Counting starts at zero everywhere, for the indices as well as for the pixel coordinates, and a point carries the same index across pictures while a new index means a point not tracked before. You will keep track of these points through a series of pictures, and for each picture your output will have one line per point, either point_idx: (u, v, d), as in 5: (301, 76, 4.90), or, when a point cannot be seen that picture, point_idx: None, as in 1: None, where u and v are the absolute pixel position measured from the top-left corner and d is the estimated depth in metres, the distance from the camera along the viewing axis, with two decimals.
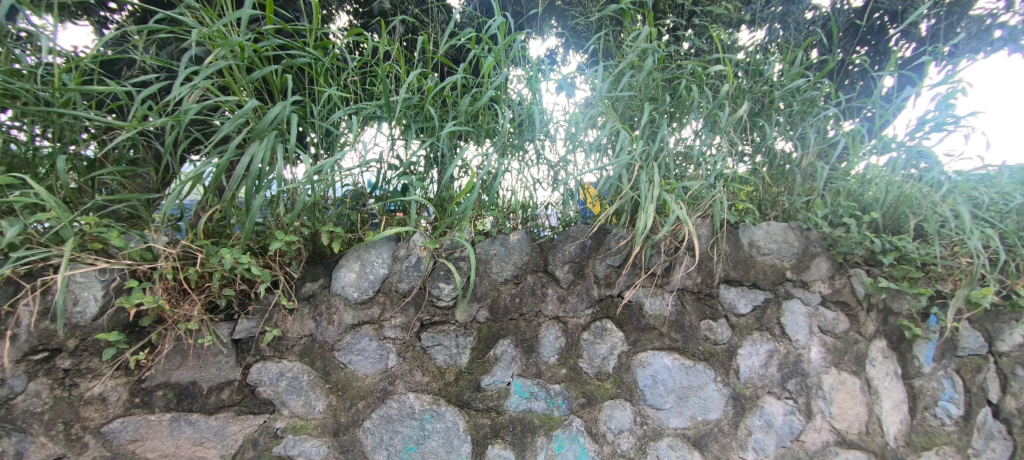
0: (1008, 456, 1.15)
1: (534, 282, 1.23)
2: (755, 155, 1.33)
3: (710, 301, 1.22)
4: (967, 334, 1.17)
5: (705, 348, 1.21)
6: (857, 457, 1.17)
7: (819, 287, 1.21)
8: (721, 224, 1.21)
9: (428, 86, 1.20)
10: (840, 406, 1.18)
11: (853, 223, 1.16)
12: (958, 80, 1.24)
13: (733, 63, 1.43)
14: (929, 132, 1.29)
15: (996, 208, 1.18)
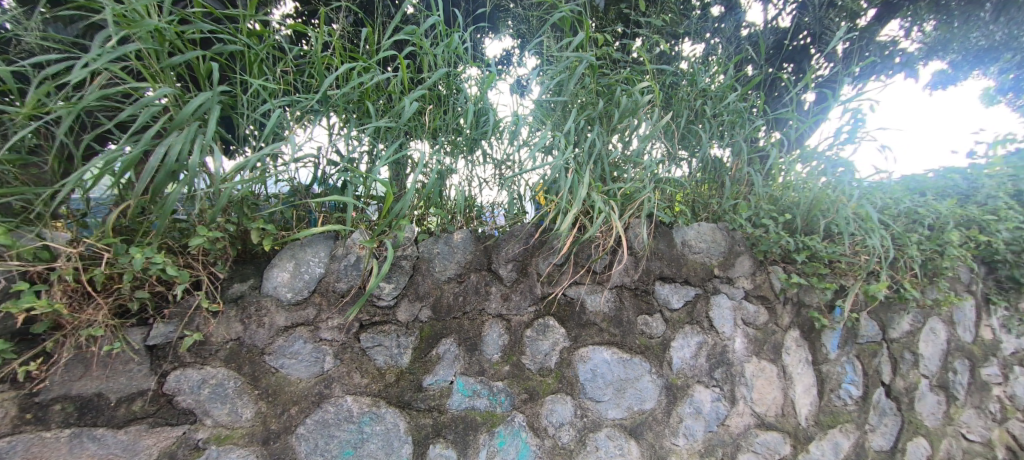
0: (894, 428, 1.32)
1: (477, 280, 1.23)
2: (689, 160, 1.40)
3: (646, 297, 1.28)
4: (866, 324, 1.31)
5: (641, 342, 1.27)
6: (774, 438, 1.27)
7: (742, 283, 1.31)
8: (655, 223, 1.28)
9: (367, 81, 1.18)
10: (760, 391, 1.28)
11: (771, 223, 1.26)
12: (866, 98, 1.37)
13: (672, 73, 1.50)
14: (840, 145, 1.40)
15: (891, 210, 1.32)
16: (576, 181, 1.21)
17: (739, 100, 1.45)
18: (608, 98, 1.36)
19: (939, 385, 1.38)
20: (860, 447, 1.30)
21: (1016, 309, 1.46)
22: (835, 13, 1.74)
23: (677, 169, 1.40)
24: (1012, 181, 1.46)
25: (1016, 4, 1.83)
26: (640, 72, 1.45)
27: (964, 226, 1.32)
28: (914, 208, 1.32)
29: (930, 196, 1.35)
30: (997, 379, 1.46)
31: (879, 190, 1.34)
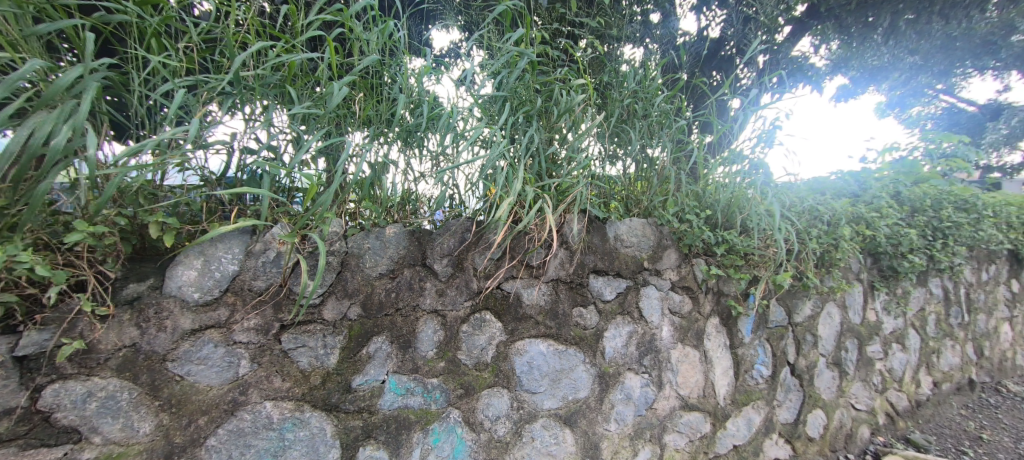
0: (796, 401, 1.47)
1: (410, 276, 1.20)
2: (623, 158, 1.45)
3: (580, 289, 1.31)
4: (775, 310, 1.44)
5: (576, 333, 1.30)
6: (696, 418, 1.37)
7: (669, 275, 1.38)
8: (589, 218, 1.31)
9: (287, 65, 1.10)
10: (684, 375, 1.37)
11: (693, 219, 1.35)
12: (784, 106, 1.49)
13: (610, 74, 1.56)
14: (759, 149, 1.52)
15: (796, 207, 1.44)
16: (508, 175, 1.22)
17: (669, 102, 1.54)
18: (545, 97, 1.38)
19: (834, 362, 1.55)
20: (769, 421, 1.44)
21: (895, 294, 1.67)
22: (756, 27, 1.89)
23: (612, 167, 1.46)
24: (894, 183, 1.67)
25: (901, 30, 2.06)
26: (578, 71, 1.48)
27: (854, 222, 1.49)
28: (815, 206, 1.47)
29: (829, 196, 1.52)
30: (880, 355, 1.67)
31: (789, 188, 1.47)
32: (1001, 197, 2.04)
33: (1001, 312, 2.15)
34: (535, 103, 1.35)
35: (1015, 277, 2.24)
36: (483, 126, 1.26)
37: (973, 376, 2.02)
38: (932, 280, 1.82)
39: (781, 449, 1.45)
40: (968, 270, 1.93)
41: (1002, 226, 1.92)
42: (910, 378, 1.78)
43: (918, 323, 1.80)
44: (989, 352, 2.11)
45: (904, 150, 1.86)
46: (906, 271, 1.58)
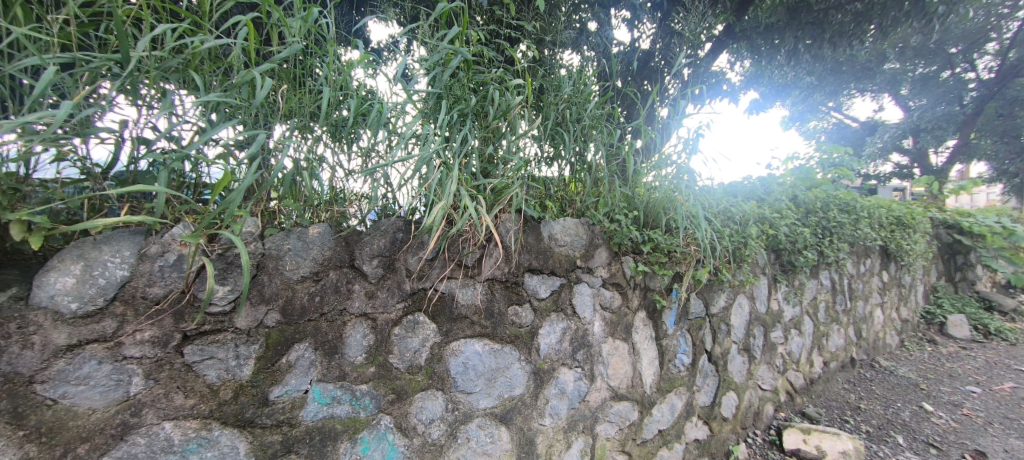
0: (712, 386, 1.62)
1: (336, 278, 1.14)
2: (556, 161, 1.51)
3: (515, 288, 1.33)
4: (694, 303, 1.57)
5: (511, 332, 1.32)
6: (625, 407, 1.45)
7: (600, 272, 1.44)
8: (524, 218, 1.34)
9: (193, 49, 1.01)
10: (615, 367, 1.44)
11: (621, 219, 1.43)
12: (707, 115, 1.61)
13: (546, 78, 1.61)
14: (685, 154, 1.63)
15: (715, 209, 1.57)
16: (442, 174, 1.20)
17: (600, 108, 1.63)
18: (481, 97, 1.40)
19: (744, 348, 1.72)
20: (690, 405, 1.56)
21: (793, 286, 1.90)
22: (679, 43, 2.06)
23: (547, 168, 1.51)
24: (792, 188, 1.90)
25: (803, 54, 2.38)
26: (514, 75, 1.52)
27: (760, 222, 1.66)
28: (728, 207, 1.61)
29: (740, 199, 1.68)
30: (782, 340, 1.88)
31: (707, 191, 1.60)
32: (875, 201, 2.41)
33: (875, 299, 2.52)
34: (469, 103, 1.35)
35: (886, 269, 2.64)
36: (416, 124, 1.24)
37: (854, 355, 2.35)
38: (823, 272, 2.09)
39: (700, 430, 1.58)
40: (850, 263, 2.24)
41: (875, 225, 2.26)
42: (806, 360, 2.02)
43: (812, 310, 2.05)
44: (867, 333, 2.48)
45: (802, 160, 2.13)
46: (801, 265, 1.80)
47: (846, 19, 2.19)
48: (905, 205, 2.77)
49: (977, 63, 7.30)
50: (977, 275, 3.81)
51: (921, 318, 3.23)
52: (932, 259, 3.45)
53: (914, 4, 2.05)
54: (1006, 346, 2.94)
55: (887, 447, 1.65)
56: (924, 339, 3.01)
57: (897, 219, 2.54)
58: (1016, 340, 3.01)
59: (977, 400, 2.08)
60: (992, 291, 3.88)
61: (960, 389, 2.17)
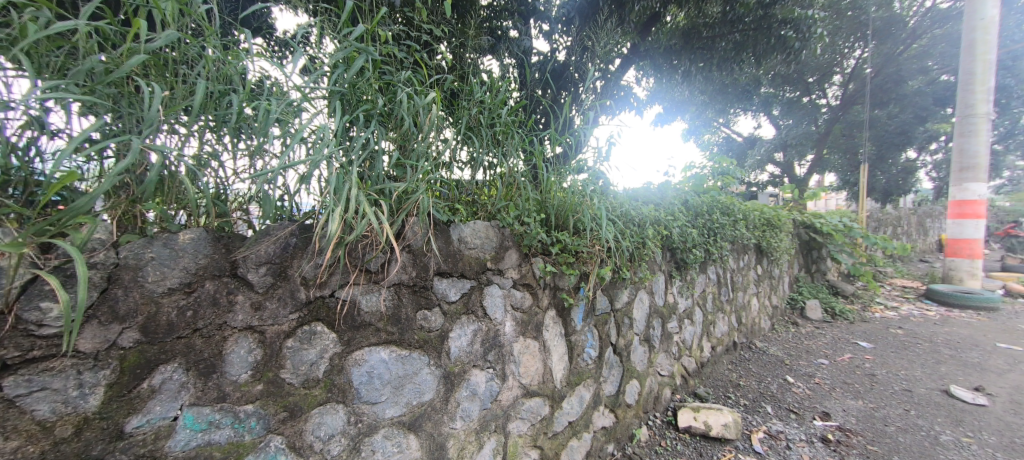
0: (615, 375, 1.75)
1: (213, 290, 1.03)
2: (467, 165, 1.52)
3: (424, 292, 1.32)
4: (600, 300, 1.69)
5: (419, 337, 1.30)
6: (537, 403, 1.51)
7: (511, 273, 1.48)
8: (432, 221, 1.33)
9: (24, 28, 0.85)
10: (526, 365, 1.49)
11: (531, 221, 1.47)
12: (614, 125, 1.74)
13: (458, 82, 1.63)
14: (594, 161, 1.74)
15: (618, 212, 1.70)
16: (340, 178, 1.14)
17: (512, 115, 1.68)
18: (387, 100, 1.37)
19: (645, 339, 1.89)
20: (596, 396, 1.68)
21: (686, 280, 2.13)
22: (583, 60, 2.23)
23: (458, 172, 1.52)
24: (685, 193, 2.14)
25: (695, 76, 2.84)
26: (422, 79, 1.51)
27: (655, 223, 1.84)
28: (629, 210, 1.75)
29: (640, 203, 1.85)
30: (678, 330, 2.10)
31: (611, 195, 1.73)
32: (750, 205, 2.82)
33: (752, 289, 2.93)
34: (373, 104, 1.31)
35: (761, 263, 3.08)
36: (310, 123, 1.17)
37: (737, 339, 2.71)
38: (710, 268, 2.38)
39: (607, 418, 1.70)
40: (731, 259, 2.58)
41: (750, 226, 2.64)
42: (699, 346, 2.28)
43: (703, 301, 2.32)
44: (747, 319, 2.86)
45: (696, 169, 2.42)
46: (691, 261, 2.02)
47: (728, 47, 2.63)
48: (775, 209, 3.27)
49: (830, 91, 8.88)
50: (830, 266, 4.60)
51: (788, 303, 3.79)
52: (796, 253, 4.09)
53: (777, 39, 2.44)
54: (847, 323, 3.59)
55: (759, 417, 1.92)
56: (791, 321, 3.56)
57: (767, 220, 2.98)
58: (855, 319, 3.69)
59: (826, 370, 2.51)
60: (839, 279, 4.71)
61: (814, 362, 2.61)
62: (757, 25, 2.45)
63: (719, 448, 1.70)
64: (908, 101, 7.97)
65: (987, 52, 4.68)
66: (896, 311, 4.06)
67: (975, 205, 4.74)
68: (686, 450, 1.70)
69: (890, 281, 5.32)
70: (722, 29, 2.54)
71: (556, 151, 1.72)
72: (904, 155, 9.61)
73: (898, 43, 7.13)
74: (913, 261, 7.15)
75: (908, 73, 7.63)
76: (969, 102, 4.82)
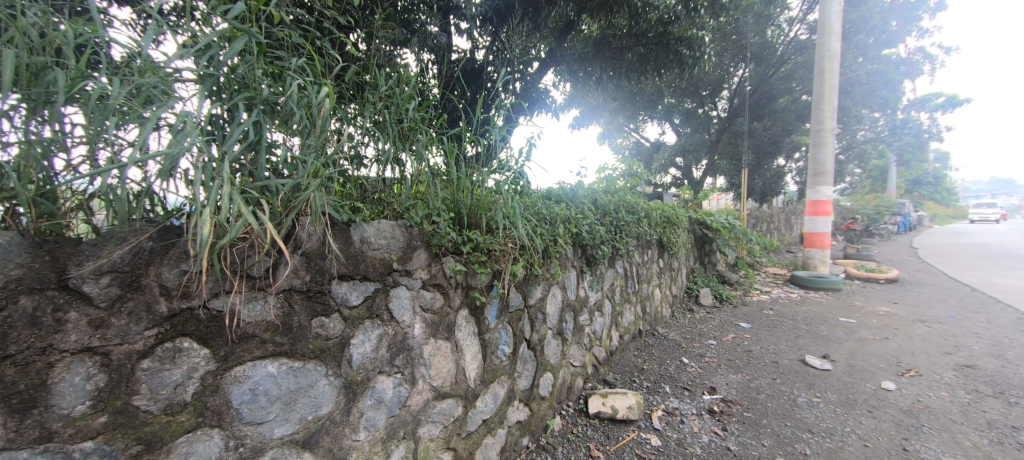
0: (529, 370, 1.82)
1: (33, 306, 0.82)
2: (374, 162, 1.45)
3: (320, 298, 1.22)
4: (513, 297, 1.74)
5: (315, 346, 1.21)
6: (448, 404, 1.52)
7: (419, 274, 1.44)
8: (329, 221, 1.23)
9: None
10: (436, 367, 1.48)
11: (440, 221, 1.44)
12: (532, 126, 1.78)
13: (362, 74, 1.55)
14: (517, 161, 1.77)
15: (531, 211, 1.75)
16: (207, 171, 1.00)
17: (423, 111, 1.64)
18: (277, 88, 1.25)
19: (557, 333, 1.99)
20: (510, 391, 1.73)
21: (596, 275, 2.28)
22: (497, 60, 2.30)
23: (363, 169, 1.43)
24: (594, 193, 2.30)
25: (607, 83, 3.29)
26: (321, 68, 1.41)
27: (565, 221, 1.93)
28: (542, 209, 1.82)
29: (553, 203, 1.94)
30: (589, 322, 2.23)
31: (525, 194, 1.79)
32: (652, 204, 3.13)
33: (655, 281, 3.24)
34: (257, 93, 1.18)
35: (664, 257, 3.42)
36: (170, 108, 1.01)
37: (643, 326, 2.96)
38: (619, 262, 2.58)
39: (521, 412, 1.77)
40: (637, 254, 2.82)
41: (652, 223, 2.93)
42: (608, 335, 2.45)
43: (612, 294, 2.51)
44: (651, 308, 3.15)
45: (608, 170, 2.61)
46: (599, 257, 2.17)
47: (633, 58, 3.05)
48: (674, 207, 3.66)
49: (721, 105, 10.27)
50: (720, 257, 5.27)
51: (686, 292, 4.22)
52: (692, 247, 4.60)
53: (674, 54, 2.90)
54: (732, 307, 4.15)
55: (659, 396, 2.13)
56: (689, 308, 4.01)
57: (667, 218, 3.33)
58: (738, 302, 4.28)
59: (714, 349, 2.86)
60: (727, 269, 5.43)
61: (706, 343, 2.96)
62: (658, 40, 2.86)
63: (624, 429, 1.85)
64: (779, 116, 9.50)
65: (832, 78, 5.71)
66: (768, 295, 4.79)
67: (824, 204, 5.77)
68: (595, 434, 1.82)
69: (766, 269, 6.25)
70: (628, 42, 2.94)
71: (475, 151, 1.71)
72: (780, 162, 11.38)
73: (771, 66, 8.43)
74: (784, 251, 8.51)
75: (778, 91, 9.02)
76: (819, 118, 5.83)
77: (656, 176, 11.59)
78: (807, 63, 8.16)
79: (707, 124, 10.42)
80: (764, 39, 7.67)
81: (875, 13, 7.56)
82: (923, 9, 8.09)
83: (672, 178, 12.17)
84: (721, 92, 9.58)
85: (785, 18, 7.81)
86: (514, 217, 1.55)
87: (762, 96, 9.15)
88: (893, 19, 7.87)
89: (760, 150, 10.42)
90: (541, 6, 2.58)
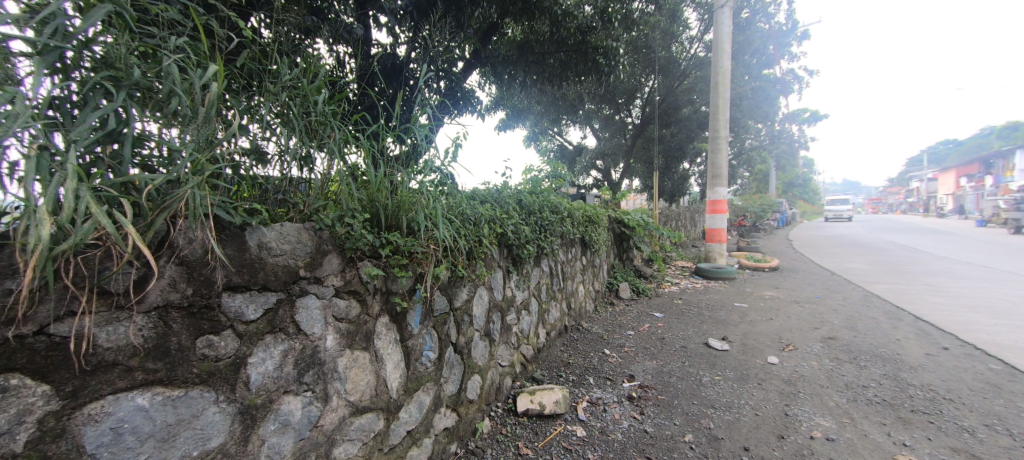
0: (455, 374, 1.80)
1: None
2: (276, 159, 1.31)
3: (208, 314, 1.05)
4: (437, 301, 1.70)
5: (201, 370, 1.03)
6: (368, 419, 1.42)
7: (331, 281, 1.32)
8: (216, 224, 1.06)
9: None
10: (353, 380, 1.39)
11: (354, 222, 1.34)
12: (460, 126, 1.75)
13: (262, 61, 1.40)
14: (445, 161, 1.71)
15: (456, 211, 1.72)
16: (43, 162, 0.81)
17: (334, 105, 1.52)
18: (151, 70, 1.06)
19: (484, 334, 2.00)
20: (436, 398, 1.70)
21: (522, 274, 2.33)
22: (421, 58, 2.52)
23: (262, 167, 1.28)
24: (518, 194, 2.37)
25: (530, 86, 3.72)
26: (206, 50, 1.23)
27: (490, 222, 1.95)
28: (467, 210, 1.80)
29: (478, 203, 1.95)
30: (516, 321, 2.27)
31: (451, 193, 1.75)
32: (575, 204, 3.30)
33: (580, 278, 3.40)
34: (120, 73, 0.99)
35: (587, 254, 3.61)
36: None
37: (568, 322, 3.08)
38: (544, 261, 2.67)
39: (448, 418, 1.74)
40: (561, 253, 2.94)
41: (574, 222, 3.09)
42: (535, 333, 2.51)
43: (538, 292, 2.58)
44: (576, 304, 3.29)
45: (534, 171, 2.72)
46: (524, 256, 2.23)
47: (555, 64, 3.52)
48: (595, 206, 3.88)
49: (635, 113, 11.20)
50: (637, 253, 5.71)
51: (607, 287, 4.48)
52: (612, 244, 4.91)
53: (591, 60, 3.39)
54: (647, 299, 4.53)
55: (584, 388, 2.24)
56: (611, 301, 4.28)
57: (589, 217, 3.54)
58: (652, 294, 4.68)
59: (632, 339, 3.08)
60: (644, 264, 5.92)
61: (625, 334, 3.18)
62: (578, 48, 3.34)
63: (552, 424, 1.91)
64: (685, 125, 10.68)
65: (724, 91, 6.50)
66: (677, 286, 5.32)
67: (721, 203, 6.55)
68: (523, 432, 1.85)
69: (676, 262, 6.93)
70: (550, 47, 3.40)
71: (398, 149, 1.64)
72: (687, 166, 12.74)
73: (676, 79, 9.42)
74: (691, 246, 9.51)
75: (683, 102, 10.09)
76: (716, 127, 6.62)
77: (580, 178, 12.26)
78: (705, 78, 9.22)
79: (623, 129, 11.33)
80: (671, 54, 8.54)
81: (757, 37, 8.74)
82: (793, 37, 9.58)
83: (595, 179, 12.92)
84: (634, 101, 10.47)
85: (687, 36, 8.68)
86: (435, 218, 1.50)
87: (670, 105, 10.18)
88: (771, 45, 9.30)
89: (669, 157, 11.58)
90: (464, 6, 2.78)
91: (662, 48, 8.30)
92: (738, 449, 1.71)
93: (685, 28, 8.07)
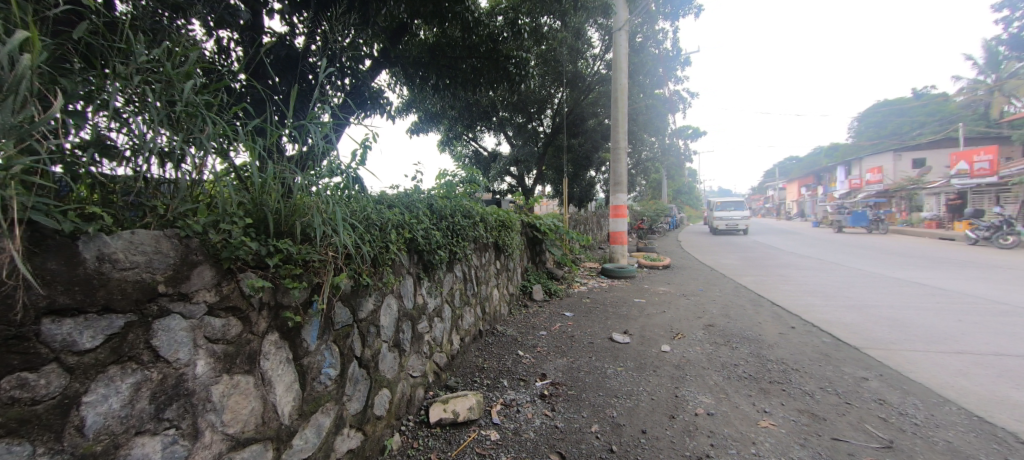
0: (360, 391, 1.69)
1: None
2: (127, 154, 1.09)
3: (19, 346, 0.83)
4: (339, 313, 1.59)
5: (8, 418, 0.81)
6: (253, 451, 1.26)
7: (202, 297, 1.15)
8: (32, 232, 0.85)
9: None
10: (233, 410, 1.22)
11: (232, 228, 1.18)
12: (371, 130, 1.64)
13: (108, 38, 1.17)
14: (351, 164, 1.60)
15: (359, 217, 1.63)
16: None
17: (207, 95, 1.33)
18: None
19: (393, 345, 1.92)
20: (338, 419, 1.57)
21: (432, 280, 2.30)
22: (320, 51, 2.41)
23: (104, 163, 1.06)
24: (429, 199, 2.33)
25: (445, 89, 3.78)
26: (20, 16, 0.99)
27: (398, 227, 1.89)
28: (371, 215, 1.71)
29: (384, 208, 1.87)
30: (428, 329, 2.22)
31: (354, 198, 1.65)
32: (488, 208, 3.36)
33: (494, 282, 3.45)
34: None
35: (501, 258, 3.68)
36: None
37: (483, 327, 3.09)
38: (457, 266, 2.66)
39: (352, 440, 1.62)
40: (474, 257, 2.96)
41: (488, 226, 3.14)
42: (448, 340, 2.47)
43: (451, 298, 2.55)
44: (490, 308, 3.32)
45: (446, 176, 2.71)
46: (434, 262, 2.21)
47: (467, 68, 3.62)
48: (509, 211, 3.98)
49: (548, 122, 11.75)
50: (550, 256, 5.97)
51: (521, 290, 4.61)
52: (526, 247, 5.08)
53: (503, 69, 3.58)
54: (559, 299, 4.75)
55: (499, 391, 2.27)
56: (524, 303, 4.41)
57: (502, 222, 3.62)
58: (563, 294, 4.93)
59: (544, 339, 3.21)
60: (556, 266, 6.20)
61: (538, 334, 3.30)
62: (489, 55, 3.51)
63: (466, 431, 1.90)
64: (592, 136, 11.52)
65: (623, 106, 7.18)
66: (586, 286, 5.67)
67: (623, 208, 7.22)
68: (436, 444, 1.81)
69: (585, 264, 7.38)
70: (463, 52, 3.50)
71: (292, 150, 1.50)
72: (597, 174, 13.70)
73: (584, 92, 10.14)
74: (597, 249, 10.21)
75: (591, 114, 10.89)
76: (617, 138, 7.27)
77: (496, 183, 12.32)
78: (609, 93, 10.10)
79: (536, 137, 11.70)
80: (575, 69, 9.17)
81: (651, 60, 9.84)
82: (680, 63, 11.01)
83: (509, 185, 12.78)
84: (546, 110, 11.02)
85: (591, 54, 9.44)
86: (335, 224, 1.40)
87: (580, 117, 10.91)
88: (664, 68, 10.59)
89: (580, 165, 12.32)
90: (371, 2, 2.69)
91: (569, 63, 8.93)
92: (638, 433, 1.87)
93: (588, 47, 8.79)
